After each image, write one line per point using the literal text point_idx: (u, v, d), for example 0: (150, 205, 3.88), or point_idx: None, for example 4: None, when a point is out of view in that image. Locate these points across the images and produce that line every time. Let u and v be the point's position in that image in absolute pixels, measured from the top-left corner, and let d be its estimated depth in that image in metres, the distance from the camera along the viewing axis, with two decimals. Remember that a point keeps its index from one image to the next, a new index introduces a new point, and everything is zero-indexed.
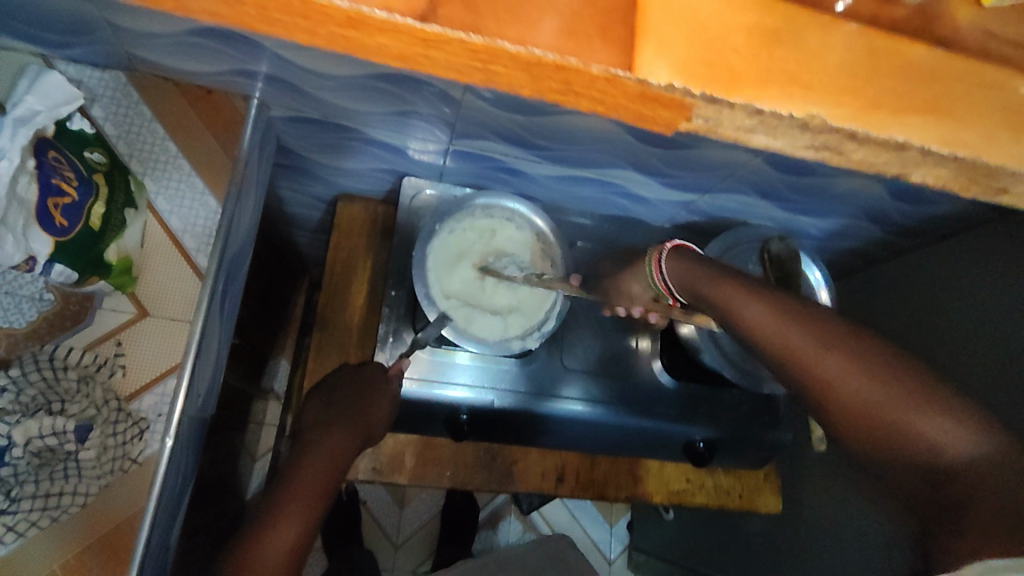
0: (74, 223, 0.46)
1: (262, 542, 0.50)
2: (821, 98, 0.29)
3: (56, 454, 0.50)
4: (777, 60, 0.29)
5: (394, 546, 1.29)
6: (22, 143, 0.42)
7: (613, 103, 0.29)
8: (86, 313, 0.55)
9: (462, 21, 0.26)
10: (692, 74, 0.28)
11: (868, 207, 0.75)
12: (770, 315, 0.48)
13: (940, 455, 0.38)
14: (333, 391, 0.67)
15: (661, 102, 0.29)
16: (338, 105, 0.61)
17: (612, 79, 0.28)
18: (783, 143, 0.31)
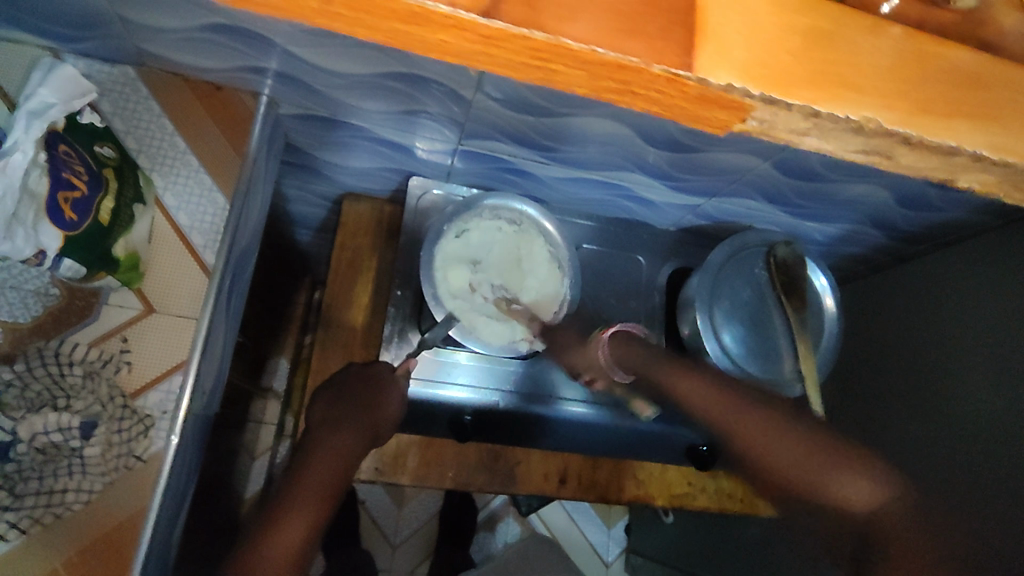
0: (84, 218, 0.45)
1: (270, 541, 0.49)
2: (874, 103, 0.28)
3: (60, 450, 0.50)
4: (827, 63, 0.27)
5: (391, 547, 1.28)
6: (35, 135, 0.42)
7: (671, 102, 0.28)
8: (92, 308, 0.54)
9: (523, 18, 0.25)
10: (751, 75, 0.26)
11: (874, 213, 0.75)
12: (700, 387, 0.57)
13: (862, 513, 0.44)
14: (340, 388, 0.65)
15: (719, 104, 0.27)
16: (346, 103, 0.61)
17: (674, 79, 0.26)
18: (833, 146, 0.30)
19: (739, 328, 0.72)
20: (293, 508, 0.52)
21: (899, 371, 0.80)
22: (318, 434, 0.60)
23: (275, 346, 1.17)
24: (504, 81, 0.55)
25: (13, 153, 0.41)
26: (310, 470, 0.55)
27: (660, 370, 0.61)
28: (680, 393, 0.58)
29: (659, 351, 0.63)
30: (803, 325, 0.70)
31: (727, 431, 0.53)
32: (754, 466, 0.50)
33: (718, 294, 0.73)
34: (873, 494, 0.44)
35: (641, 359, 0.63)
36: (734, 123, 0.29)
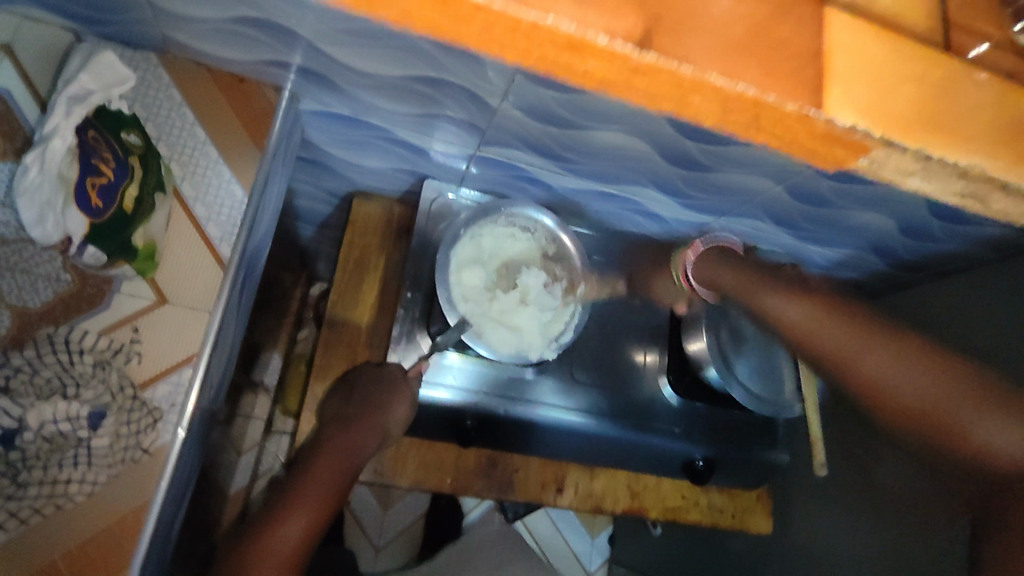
0: (110, 204, 0.45)
1: (272, 535, 0.55)
2: (972, 147, 0.35)
3: (67, 440, 0.48)
4: (937, 110, 0.35)
5: (375, 549, 1.28)
6: (75, 121, 0.44)
7: (793, 138, 0.35)
8: (102, 297, 0.53)
9: (669, 51, 0.31)
10: (873, 119, 0.33)
11: (876, 240, 0.77)
12: (849, 330, 0.56)
13: (1006, 459, 0.48)
14: (354, 390, 0.70)
15: (843, 143, 0.34)
16: (369, 103, 0.61)
17: (804, 117, 0.33)
18: (936, 186, 0.38)
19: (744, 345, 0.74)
20: (293, 508, 0.57)
21: None
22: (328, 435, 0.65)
23: (268, 340, 1.15)
24: (530, 92, 0.55)
25: (53, 139, 0.42)
26: (312, 475, 0.60)
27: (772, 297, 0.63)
28: (784, 318, 0.61)
29: (764, 270, 0.66)
30: None
31: (856, 376, 0.55)
32: (944, 432, 0.50)
33: (725, 312, 0.74)
34: (1010, 441, 0.47)
35: (733, 282, 0.68)
36: (848, 163, 0.36)
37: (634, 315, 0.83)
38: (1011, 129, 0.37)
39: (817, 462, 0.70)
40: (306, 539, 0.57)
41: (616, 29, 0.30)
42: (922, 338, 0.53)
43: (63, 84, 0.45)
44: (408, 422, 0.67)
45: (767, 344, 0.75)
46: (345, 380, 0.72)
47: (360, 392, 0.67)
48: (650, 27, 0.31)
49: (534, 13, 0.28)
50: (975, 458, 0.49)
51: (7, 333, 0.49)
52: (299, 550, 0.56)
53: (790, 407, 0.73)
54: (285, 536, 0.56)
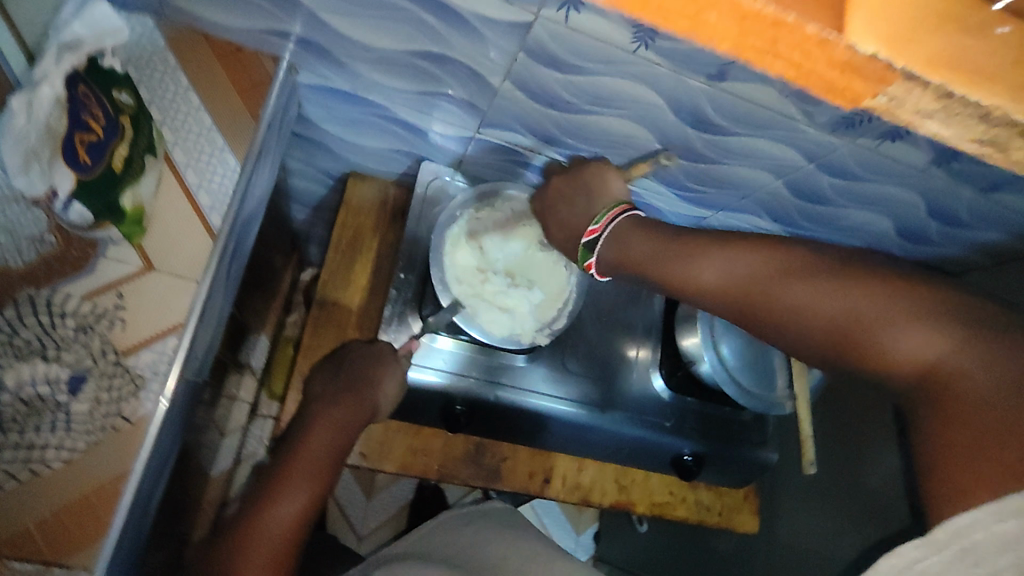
0: (98, 162, 0.44)
1: (269, 515, 0.56)
2: (1003, 88, 0.35)
3: (45, 404, 0.47)
4: (965, 44, 0.35)
5: (358, 537, 1.26)
6: (65, 70, 0.41)
7: (811, 65, 0.36)
8: (87, 260, 0.52)
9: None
10: (895, 48, 0.34)
11: (873, 241, 0.77)
12: (720, 270, 0.50)
13: (910, 366, 0.39)
14: (342, 363, 0.69)
15: (860, 73, 0.35)
16: (370, 78, 0.60)
17: (822, 39, 0.34)
18: (954, 130, 0.39)
19: (739, 341, 0.73)
20: (288, 485, 0.58)
21: None
22: (317, 407, 0.64)
23: (256, 322, 1.14)
24: (535, 72, 0.55)
25: (42, 86, 0.39)
26: (304, 452, 0.60)
27: (645, 249, 0.56)
28: (704, 281, 0.51)
29: (672, 230, 0.56)
30: None
31: (756, 309, 0.48)
32: (839, 344, 0.43)
33: None
34: (933, 343, 0.38)
35: (648, 249, 0.56)
36: (865, 98, 0.37)
37: (629, 308, 0.83)
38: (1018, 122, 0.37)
39: (807, 461, 0.70)
40: (304, 516, 0.58)
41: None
42: (813, 252, 0.46)
43: (55, 31, 0.44)
44: (397, 398, 0.66)
45: (762, 341, 0.74)
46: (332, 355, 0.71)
47: (349, 369, 0.66)
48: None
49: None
50: (887, 372, 0.41)
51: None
52: (296, 527, 0.57)
53: (782, 403, 0.73)
54: (282, 515, 0.56)
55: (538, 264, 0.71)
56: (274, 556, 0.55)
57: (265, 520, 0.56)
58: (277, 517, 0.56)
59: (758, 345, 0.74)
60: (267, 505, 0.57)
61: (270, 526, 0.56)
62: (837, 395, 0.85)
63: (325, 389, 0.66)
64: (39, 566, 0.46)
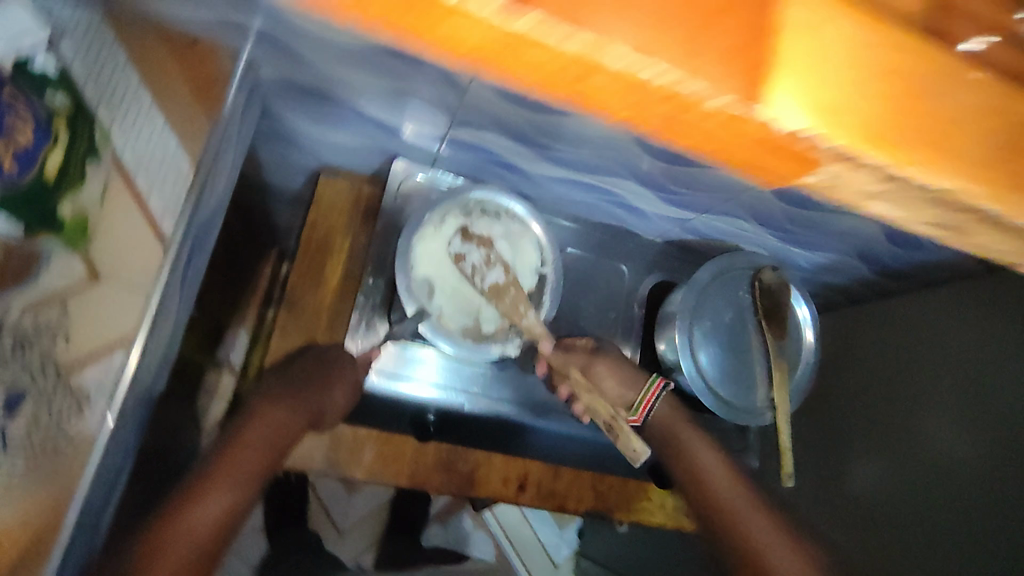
0: (26, 168, 0.44)
1: (188, 515, 0.54)
2: (965, 169, 0.29)
3: None
4: (921, 117, 0.28)
5: (339, 532, 1.26)
6: None
7: (734, 141, 0.28)
8: (26, 272, 0.46)
9: (561, 11, 0.23)
10: (835, 114, 0.26)
11: (862, 247, 0.73)
12: (712, 460, 0.77)
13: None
14: (297, 368, 0.67)
15: (786, 149, 0.28)
16: (334, 76, 0.57)
17: (734, 117, 0.26)
18: (908, 212, 0.32)
19: (719, 349, 0.71)
20: (214, 485, 0.56)
21: (871, 409, 0.79)
22: (258, 406, 0.63)
23: (233, 317, 1.11)
24: None
25: None
26: (236, 456, 0.58)
27: (708, 452, 0.77)
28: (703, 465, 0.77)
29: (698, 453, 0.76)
30: (780, 352, 0.71)
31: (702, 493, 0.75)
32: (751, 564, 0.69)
33: (701, 312, 0.71)
34: None
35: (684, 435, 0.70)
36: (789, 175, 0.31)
37: (610, 312, 0.80)
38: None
39: (786, 474, 0.69)
40: (223, 522, 0.55)
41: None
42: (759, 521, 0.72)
43: None
44: (344, 411, 0.67)
45: (743, 349, 0.72)
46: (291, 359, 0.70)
47: (299, 374, 0.65)
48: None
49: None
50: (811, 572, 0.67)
51: None
52: (218, 530, 0.55)
53: (762, 413, 0.71)
54: (203, 517, 0.54)
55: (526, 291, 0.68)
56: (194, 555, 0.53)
57: (184, 517, 0.54)
58: (196, 518, 0.54)
59: (738, 353, 0.72)
60: (188, 507, 0.54)
61: (185, 528, 0.53)
62: (836, 403, 0.84)
63: (269, 390, 0.64)
64: None
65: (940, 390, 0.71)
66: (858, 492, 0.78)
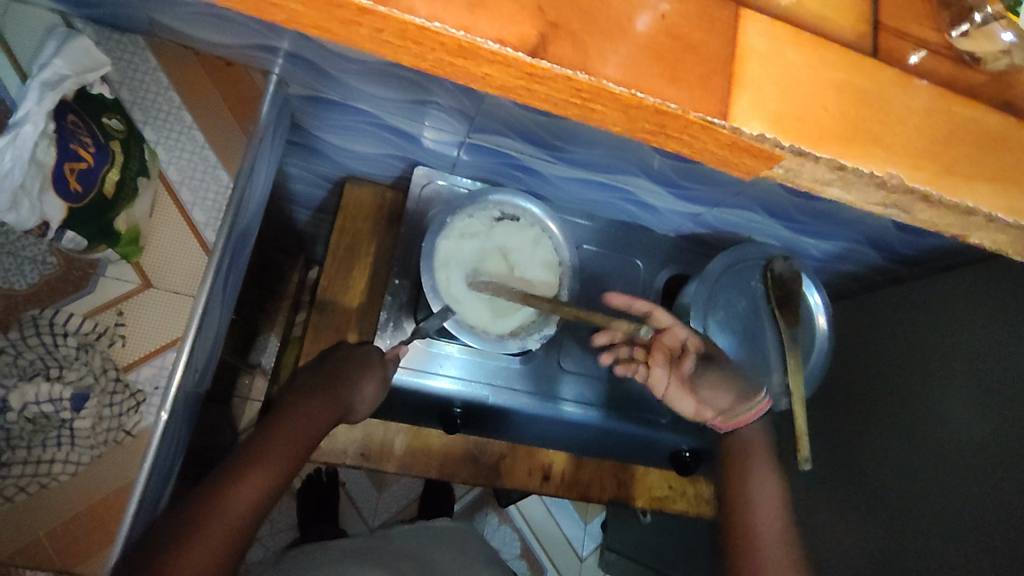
0: (88, 189, 0.45)
1: (223, 495, 0.50)
2: (896, 158, 0.33)
3: (49, 421, 0.50)
4: (861, 119, 0.33)
5: (369, 528, 1.30)
6: (47, 108, 0.41)
7: (703, 146, 0.32)
8: (88, 280, 0.54)
9: (570, 60, 0.28)
10: (782, 127, 0.31)
11: (873, 235, 0.75)
12: (773, 510, 0.67)
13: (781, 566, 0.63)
14: (325, 370, 0.68)
15: (750, 152, 0.32)
16: (358, 88, 0.60)
17: (708, 126, 0.30)
18: (855, 196, 0.35)
19: (731, 338, 0.74)
20: (250, 468, 0.52)
21: (885, 393, 0.80)
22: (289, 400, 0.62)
23: (264, 322, 1.16)
24: None
25: (24, 125, 0.40)
26: (276, 433, 0.57)
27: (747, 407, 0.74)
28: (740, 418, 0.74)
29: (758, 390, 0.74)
30: (794, 341, 0.72)
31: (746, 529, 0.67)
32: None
33: (714, 303, 0.75)
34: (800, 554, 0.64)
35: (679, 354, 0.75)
36: (762, 169, 0.33)
37: None
38: (983, 140, 0.35)
39: (801, 456, 0.71)
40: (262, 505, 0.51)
41: (510, 37, 0.28)
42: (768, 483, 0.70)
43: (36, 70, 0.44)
44: (376, 401, 0.69)
45: (756, 338, 0.74)
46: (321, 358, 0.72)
47: (329, 368, 0.67)
48: (548, 33, 0.28)
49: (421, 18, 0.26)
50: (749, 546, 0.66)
51: (33, 289, 0.52)
52: (252, 516, 0.50)
53: (778, 398, 0.73)
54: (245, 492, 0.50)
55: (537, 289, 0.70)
56: (219, 549, 0.47)
57: (208, 505, 0.49)
58: (235, 496, 0.50)
59: (750, 341, 0.74)
60: (225, 484, 0.51)
61: (220, 510, 0.49)
62: (852, 389, 0.85)
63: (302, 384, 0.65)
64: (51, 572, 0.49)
65: (954, 374, 0.72)
66: (870, 474, 0.79)
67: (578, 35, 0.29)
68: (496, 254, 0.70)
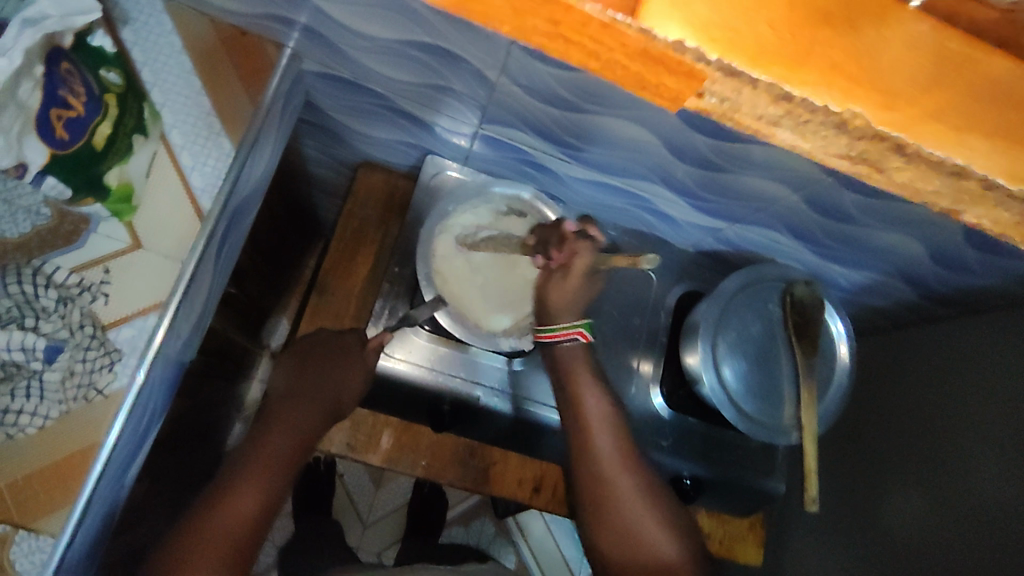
0: (76, 138, 0.45)
1: (219, 512, 0.53)
2: (862, 99, 0.35)
3: (20, 370, 0.50)
4: (822, 46, 0.34)
5: (363, 525, 1.28)
6: (24, 45, 0.40)
7: (620, 56, 0.36)
8: (78, 235, 0.54)
9: None
10: (718, 44, 0.34)
11: (906, 267, 0.70)
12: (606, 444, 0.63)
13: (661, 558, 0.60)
14: (308, 360, 0.67)
15: (670, 67, 0.35)
16: (371, 68, 0.59)
17: (611, 23, 0.34)
18: (810, 137, 0.39)
19: (743, 362, 0.68)
20: (245, 481, 0.55)
21: (907, 439, 0.74)
22: (279, 402, 0.63)
23: (276, 306, 1.15)
24: (529, 68, 0.51)
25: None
26: (264, 443, 0.59)
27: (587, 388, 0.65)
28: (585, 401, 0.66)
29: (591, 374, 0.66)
30: (809, 371, 0.67)
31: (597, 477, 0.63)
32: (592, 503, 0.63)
33: (726, 323, 0.69)
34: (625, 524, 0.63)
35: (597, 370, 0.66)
36: (684, 91, 0.37)
37: (635, 319, 0.80)
38: None
39: (810, 497, 0.65)
40: (262, 515, 0.55)
41: None
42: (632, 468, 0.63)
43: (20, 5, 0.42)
44: (362, 393, 0.68)
45: (771, 366, 0.69)
46: (301, 341, 0.71)
47: (315, 362, 0.67)
48: None
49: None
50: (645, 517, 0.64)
51: (21, 239, 0.52)
52: (252, 524, 0.54)
53: (789, 433, 0.68)
54: (239, 509, 0.54)
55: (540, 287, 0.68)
56: (220, 563, 0.52)
57: (203, 526, 0.52)
58: (233, 510, 0.54)
59: (765, 368, 0.69)
60: (220, 501, 0.54)
61: (221, 524, 0.53)
62: (871, 431, 0.80)
63: (291, 381, 0.66)
64: (7, 526, 0.48)
65: (986, 428, 0.66)
66: (889, 527, 0.73)
67: None
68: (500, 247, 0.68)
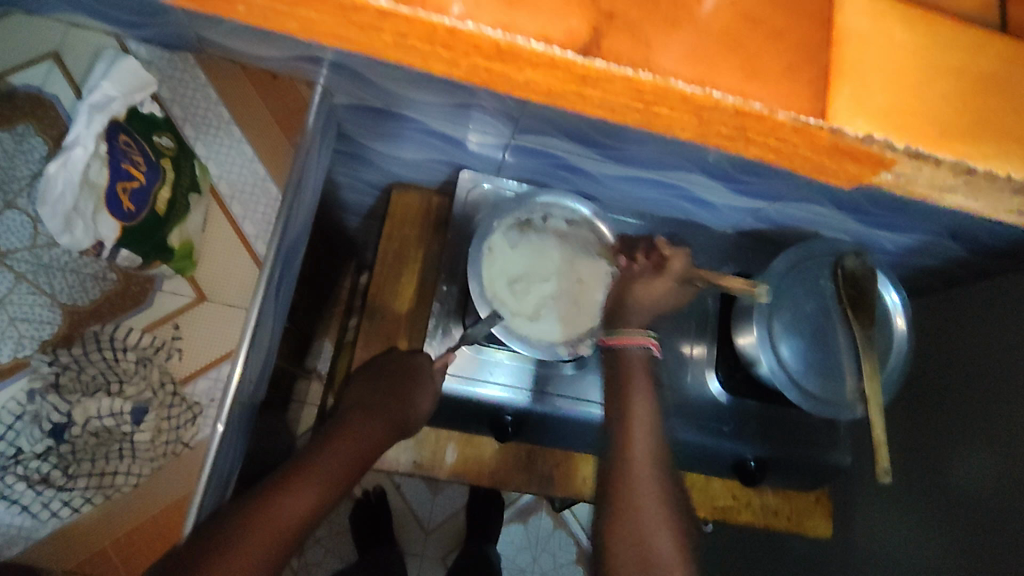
0: (141, 208, 0.50)
1: (274, 507, 0.52)
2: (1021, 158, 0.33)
3: (112, 434, 0.55)
4: (989, 106, 0.33)
5: (424, 532, 1.31)
6: (97, 130, 0.47)
7: (790, 148, 0.34)
8: (146, 294, 0.57)
9: (626, 54, 0.30)
10: (889, 125, 0.32)
11: (956, 226, 0.68)
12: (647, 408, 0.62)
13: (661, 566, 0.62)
14: (378, 378, 0.69)
15: (859, 158, 0.33)
16: (397, 93, 0.57)
17: (801, 127, 0.32)
18: (987, 202, 0.37)
19: (800, 340, 0.68)
20: (300, 483, 0.54)
21: (971, 399, 0.74)
22: (348, 419, 0.64)
23: (318, 329, 1.17)
24: None
25: (75, 148, 0.45)
26: (329, 452, 0.58)
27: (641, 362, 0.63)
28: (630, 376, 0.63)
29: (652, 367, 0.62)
30: (868, 344, 0.64)
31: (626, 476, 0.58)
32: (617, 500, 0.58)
33: (779, 304, 0.69)
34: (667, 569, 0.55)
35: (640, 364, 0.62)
36: (865, 174, 0.34)
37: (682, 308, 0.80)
38: None
39: (880, 469, 0.64)
40: (308, 520, 0.53)
41: (557, 33, 0.29)
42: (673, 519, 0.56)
43: (88, 92, 0.49)
44: (428, 415, 0.69)
45: (828, 341, 0.68)
46: (372, 364, 0.72)
47: (385, 379, 0.68)
48: (601, 25, 0.30)
49: (448, 19, 0.28)
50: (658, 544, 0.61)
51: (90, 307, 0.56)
52: (299, 528, 0.52)
53: (851, 406, 0.68)
54: (290, 511, 0.52)
55: (584, 291, 0.68)
56: (266, 556, 0.50)
57: (258, 514, 0.51)
58: (284, 509, 0.52)
59: (822, 345, 0.68)
60: (278, 497, 0.52)
61: (269, 517, 0.51)
62: (933, 393, 0.79)
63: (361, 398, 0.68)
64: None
65: None
66: (960, 488, 0.73)
67: (634, 26, 0.30)
68: (532, 257, 0.68)
